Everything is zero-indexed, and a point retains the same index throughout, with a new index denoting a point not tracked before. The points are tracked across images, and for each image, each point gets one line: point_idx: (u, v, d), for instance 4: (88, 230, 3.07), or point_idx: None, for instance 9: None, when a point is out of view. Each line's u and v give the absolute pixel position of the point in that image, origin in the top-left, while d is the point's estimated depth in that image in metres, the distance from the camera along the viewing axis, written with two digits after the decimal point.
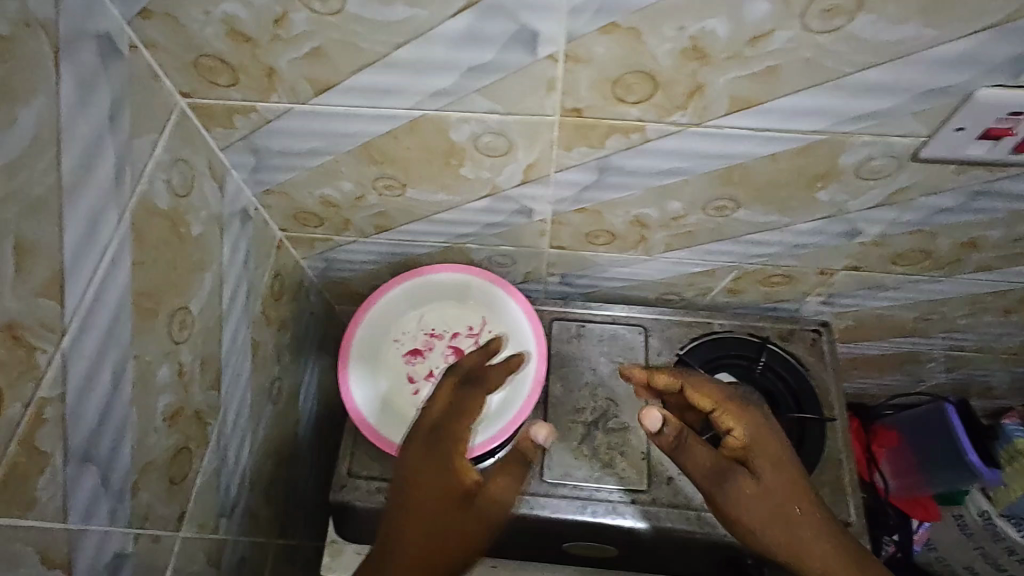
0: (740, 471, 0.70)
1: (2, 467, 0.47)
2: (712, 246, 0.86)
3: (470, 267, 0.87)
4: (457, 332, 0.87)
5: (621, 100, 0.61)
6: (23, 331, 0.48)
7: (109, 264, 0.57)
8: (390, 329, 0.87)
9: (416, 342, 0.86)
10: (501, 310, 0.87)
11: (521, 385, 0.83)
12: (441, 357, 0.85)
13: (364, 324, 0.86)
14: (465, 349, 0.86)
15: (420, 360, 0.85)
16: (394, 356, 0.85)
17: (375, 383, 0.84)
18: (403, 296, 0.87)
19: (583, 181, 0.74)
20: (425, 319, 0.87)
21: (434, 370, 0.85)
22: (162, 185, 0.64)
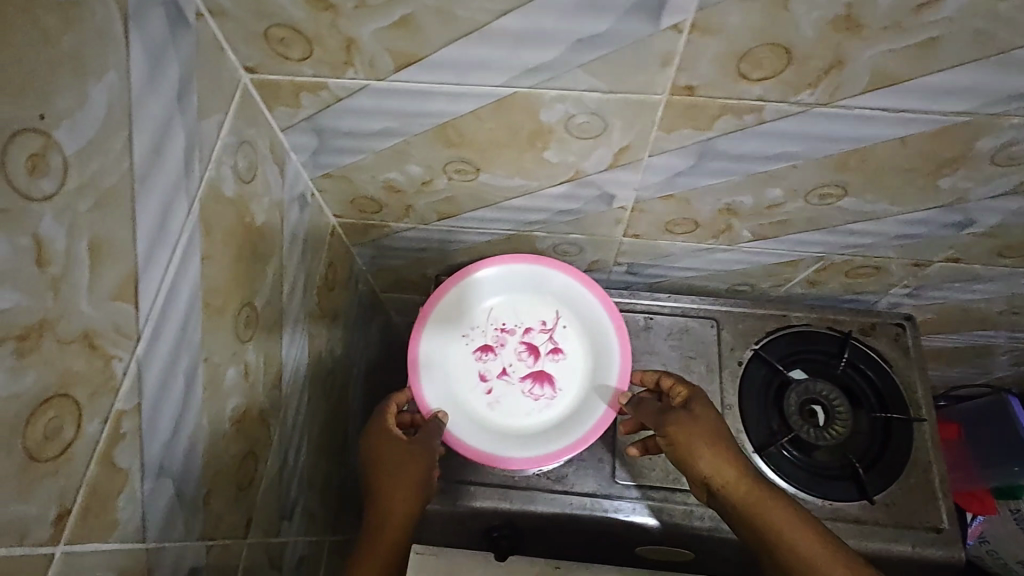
0: (681, 413, 0.73)
1: (84, 490, 0.43)
2: (802, 235, 0.80)
3: (543, 258, 0.82)
4: (529, 327, 0.82)
5: (744, 76, 0.54)
6: (99, 339, 0.43)
7: (180, 259, 0.52)
8: (458, 324, 0.82)
9: (486, 338, 0.81)
10: (577, 303, 0.82)
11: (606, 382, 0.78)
12: (514, 354, 0.81)
13: (431, 318, 0.81)
14: (539, 345, 0.81)
15: (491, 357, 0.80)
16: (464, 352, 0.80)
17: (447, 381, 0.78)
18: (471, 290, 0.82)
19: (677, 167, 0.68)
20: (495, 314, 0.82)
21: (507, 367, 0.80)
22: (228, 171, 0.59)
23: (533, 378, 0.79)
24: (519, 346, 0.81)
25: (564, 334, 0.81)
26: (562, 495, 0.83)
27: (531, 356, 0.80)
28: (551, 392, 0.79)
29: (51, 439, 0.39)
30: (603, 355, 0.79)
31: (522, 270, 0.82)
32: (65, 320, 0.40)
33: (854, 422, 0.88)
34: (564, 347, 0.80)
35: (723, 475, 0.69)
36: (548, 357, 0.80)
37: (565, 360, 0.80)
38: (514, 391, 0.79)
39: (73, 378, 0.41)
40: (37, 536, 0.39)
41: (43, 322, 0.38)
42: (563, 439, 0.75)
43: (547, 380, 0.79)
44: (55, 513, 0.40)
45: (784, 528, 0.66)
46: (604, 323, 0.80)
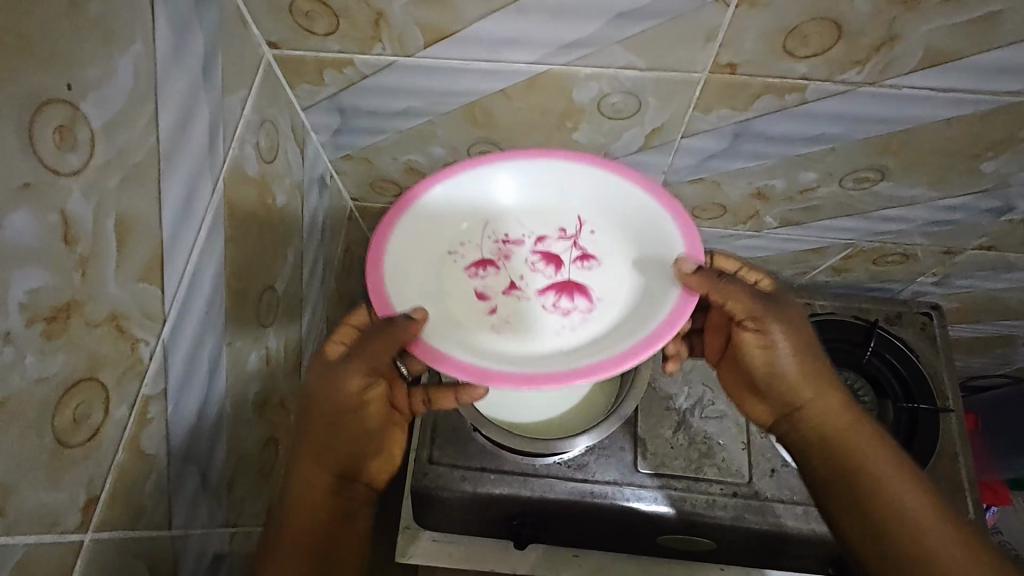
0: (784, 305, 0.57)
1: (113, 477, 0.42)
2: (833, 221, 0.78)
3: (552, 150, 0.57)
4: (543, 235, 0.57)
5: (789, 54, 0.52)
6: (127, 322, 0.41)
7: (204, 240, 0.50)
8: (440, 237, 0.55)
9: (485, 253, 0.56)
10: (607, 194, 0.56)
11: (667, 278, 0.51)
12: (526, 266, 0.56)
13: (399, 224, 0.53)
14: (560, 253, 0.56)
15: (494, 273, 0.55)
16: (452, 271, 0.55)
17: (433, 302, 0.52)
18: (458, 190, 0.56)
19: (711, 148, 0.66)
20: (491, 226, 0.57)
21: (517, 281, 0.55)
22: (251, 150, 0.57)
23: (557, 290, 0.54)
24: (530, 257, 0.56)
25: (594, 238, 0.56)
26: (583, 484, 0.82)
27: (550, 266, 0.56)
28: (586, 305, 0.53)
29: (79, 424, 0.38)
30: (655, 244, 0.53)
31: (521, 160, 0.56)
32: (93, 302, 0.38)
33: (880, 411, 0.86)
34: (597, 253, 0.55)
35: (806, 393, 0.56)
36: (575, 265, 0.55)
37: (602, 268, 0.55)
38: (530, 311, 0.53)
39: (100, 362, 0.39)
40: (67, 523, 0.38)
41: (71, 303, 0.36)
42: (626, 343, 0.47)
43: (579, 290, 0.54)
44: (84, 500, 0.39)
45: (895, 488, 0.50)
46: (649, 204, 0.54)
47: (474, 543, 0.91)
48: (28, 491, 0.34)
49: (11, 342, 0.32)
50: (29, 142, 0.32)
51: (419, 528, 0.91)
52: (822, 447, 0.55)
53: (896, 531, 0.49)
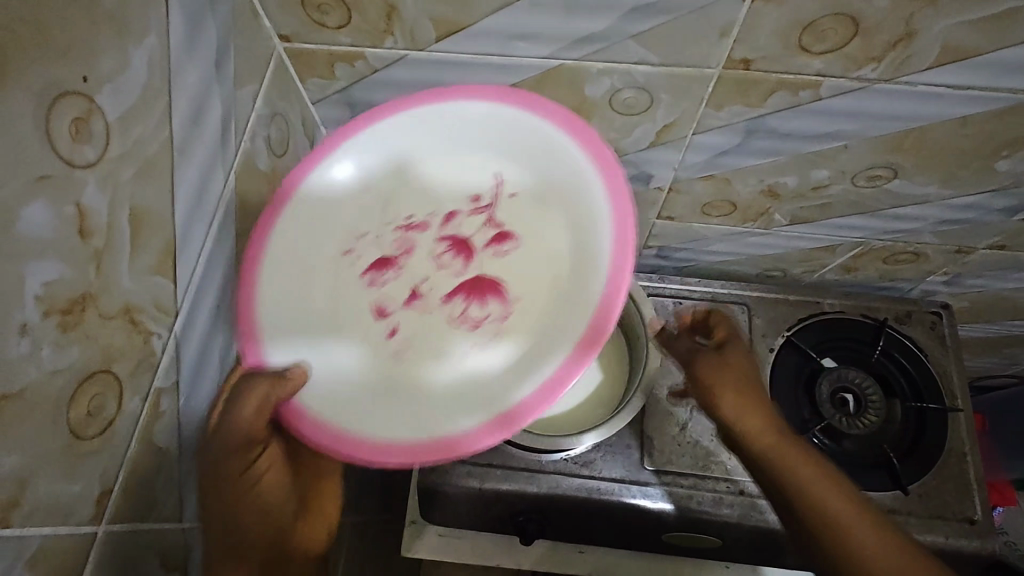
0: (716, 355, 0.63)
1: (125, 469, 0.42)
2: (844, 219, 0.78)
3: (449, 90, 0.54)
4: (454, 211, 0.53)
5: (805, 50, 0.52)
6: (141, 315, 0.41)
7: (215, 233, 0.50)
8: (332, 234, 0.52)
9: (385, 249, 0.52)
10: (523, 154, 0.53)
11: (591, 251, 0.48)
12: (431, 260, 0.52)
13: (277, 232, 0.51)
14: (471, 236, 0.52)
15: (394, 275, 0.51)
16: (347, 275, 0.51)
17: (322, 326, 0.49)
18: (351, 172, 0.53)
19: (723, 145, 0.66)
20: (393, 207, 0.53)
21: (418, 288, 0.51)
22: (262, 143, 0.57)
23: (466, 293, 0.50)
24: (438, 246, 0.52)
25: (509, 209, 0.52)
26: (589, 480, 0.82)
27: (459, 258, 0.51)
28: (499, 306, 0.49)
29: (93, 416, 0.38)
30: (575, 204, 0.50)
31: (426, 112, 0.54)
32: (107, 294, 0.38)
33: (888, 410, 0.86)
34: (513, 231, 0.51)
35: (746, 418, 0.58)
36: (488, 251, 0.51)
37: (518, 249, 0.51)
38: (435, 322, 0.50)
39: (114, 354, 0.39)
40: (81, 515, 0.38)
41: (86, 296, 0.36)
42: (536, 376, 0.45)
43: (492, 292, 0.50)
44: (98, 492, 0.39)
45: (817, 488, 0.54)
46: (572, 157, 0.51)
47: (480, 538, 0.91)
48: (43, 482, 0.34)
49: (27, 334, 0.32)
50: (45, 135, 0.32)
51: (424, 522, 0.91)
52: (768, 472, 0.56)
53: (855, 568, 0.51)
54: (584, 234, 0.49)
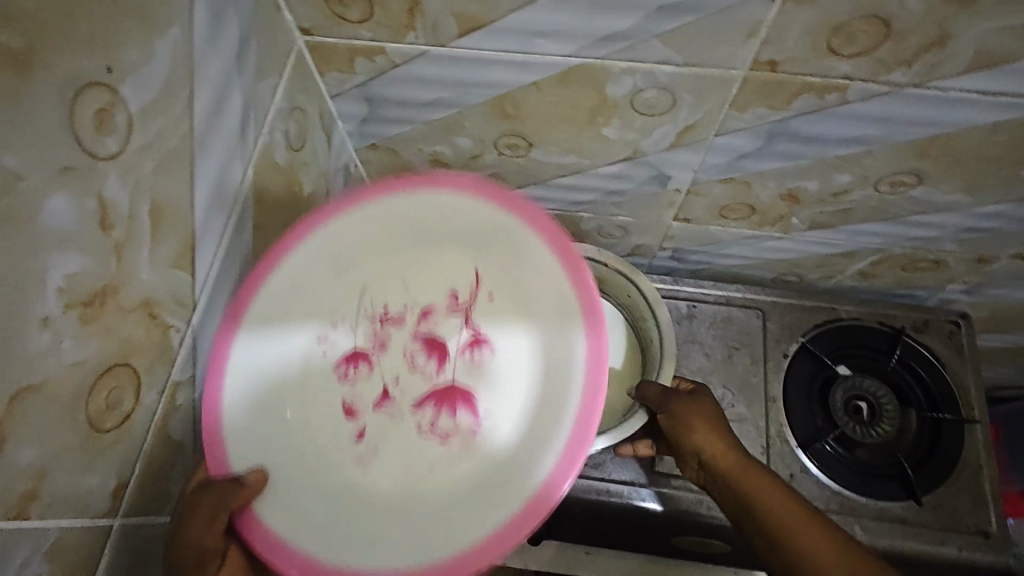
0: (685, 399, 0.68)
1: (141, 462, 0.42)
2: (864, 226, 0.76)
3: (427, 177, 0.52)
4: (429, 307, 0.51)
5: (834, 52, 0.51)
6: (159, 308, 0.41)
7: (233, 228, 0.50)
8: (302, 324, 0.49)
9: (359, 341, 0.50)
10: (505, 252, 0.50)
11: (564, 370, 0.46)
12: (404, 359, 0.49)
13: (246, 323, 0.48)
14: (445, 338, 0.50)
15: (365, 372, 0.49)
16: (316, 372, 0.48)
17: (285, 431, 0.46)
18: (322, 259, 0.50)
19: (744, 148, 0.65)
20: (368, 297, 0.51)
21: (390, 389, 0.48)
22: (280, 137, 0.56)
23: (437, 401, 0.48)
24: (410, 346, 0.50)
25: (486, 309, 0.50)
26: (599, 482, 0.81)
27: (432, 361, 0.49)
28: (470, 418, 0.47)
29: (111, 409, 0.38)
30: (553, 314, 0.48)
31: (408, 200, 0.52)
32: (127, 287, 0.38)
33: (903, 420, 0.85)
34: (490, 336, 0.49)
35: (704, 443, 0.64)
36: (462, 358, 0.49)
37: (494, 359, 0.48)
38: (404, 429, 0.47)
39: (132, 347, 0.39)
40: (97, 508, 0.38)
41: (106, 288, 0.36)
42: (558, 444, 0.44)
43: (463, 402, 0.47)
44: (114, 485, 0.39)
45: (764, 496, 0.58)
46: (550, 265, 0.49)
47: None
48: (60, 476, 0.34)
49: (48, 326, 0.32)
50: (70, 125, 0.32)
51: None
52: (727, 492, 0.62)
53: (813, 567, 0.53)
54: (560, 348, 0.47)
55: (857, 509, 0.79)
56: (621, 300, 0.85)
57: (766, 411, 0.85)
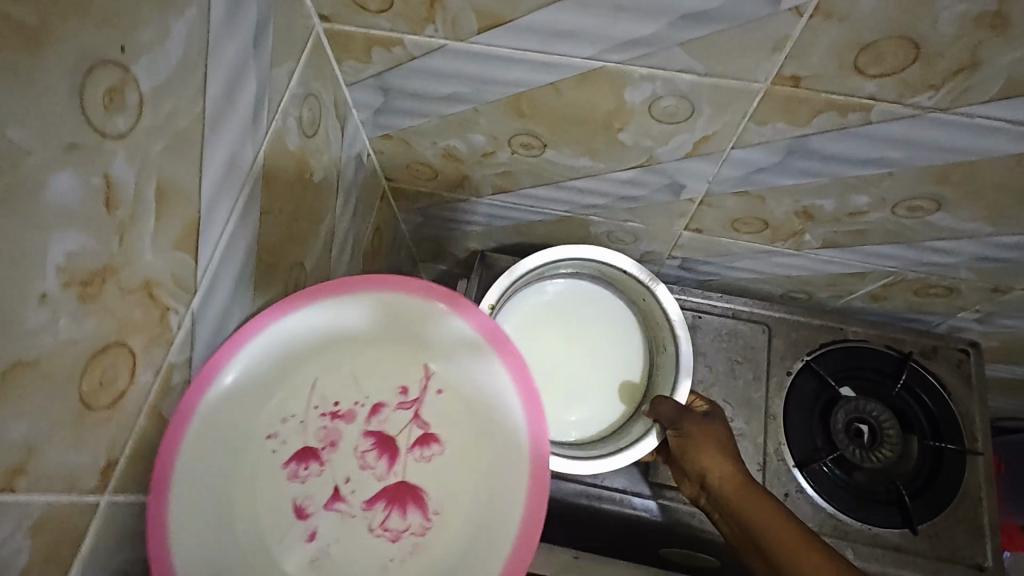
0: (696, 418, 0.70)
1: (132, 442, 0.42)
2: (878, 248, 0.75)
3: (368, 279, 0.54)
4: (380, 404, 0.51)
5: (859, 71, 0.50)
6: (159, 290, 0.41)
7: (240, 212, 0.50)
8: (249, 424, 0.48)
9: (309, 439, 0.49)
10: (448, 353, 0.53)
11: (508, 470, 0.50)
12: (355, 457, 0.49)
13: (190, 430, 0.45)
14: (396, 436, 0.50)
15: (317, 470, 0.48)
16: (266, 471, 0.48)
17: (234, 537, 0.45)
18: (266, 362, 0.50)
19: (760, 162, 0.64)
20: (317, 392, 0.51)
21: (341, 489, 0.48)
22: (293, 124, 0.56)
23: (388, 500, 0.48)
24: (362, 443, 0.50)
25: (437, 407, 0.52)
26: (591, 488, 0.81)
27: (383, 459, 0.49)
28: (419, 521, 0.48)
29: (104, 388, 0.38)
30: (497, 414, 0.52)
31: (351, 303, 0.53)
32: (128, 267, 0.38)
33: (904, 446, 0.84)
34: (438, 436, 0.51)
35: (710, 465, 0.66)
36: (413, 456, 0.50)
37: (443, 456, 0.50)
38: (355, 532, 0.47)
39: (130, 327, 0.39)
40: (85, 485, 0.38)
41: (107, 267, 0.36)
42: (522, 499, 0.49)
43: (414, 501, 0.48)
44: (103, 463, 0.39)
45: (767, 524, 0.59)
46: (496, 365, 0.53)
47: None
48: (50, 453, 0.34)
49: (45, 303, 0.32)
50: (79, 104, 0.32)
51: None
52: (734, 519, 0.63)
53: None
54: (504, 446, 0.50)
55: (850, 533, 0.79)
56: (636, 300, 0.84)
57: (765, 428, 0.84)
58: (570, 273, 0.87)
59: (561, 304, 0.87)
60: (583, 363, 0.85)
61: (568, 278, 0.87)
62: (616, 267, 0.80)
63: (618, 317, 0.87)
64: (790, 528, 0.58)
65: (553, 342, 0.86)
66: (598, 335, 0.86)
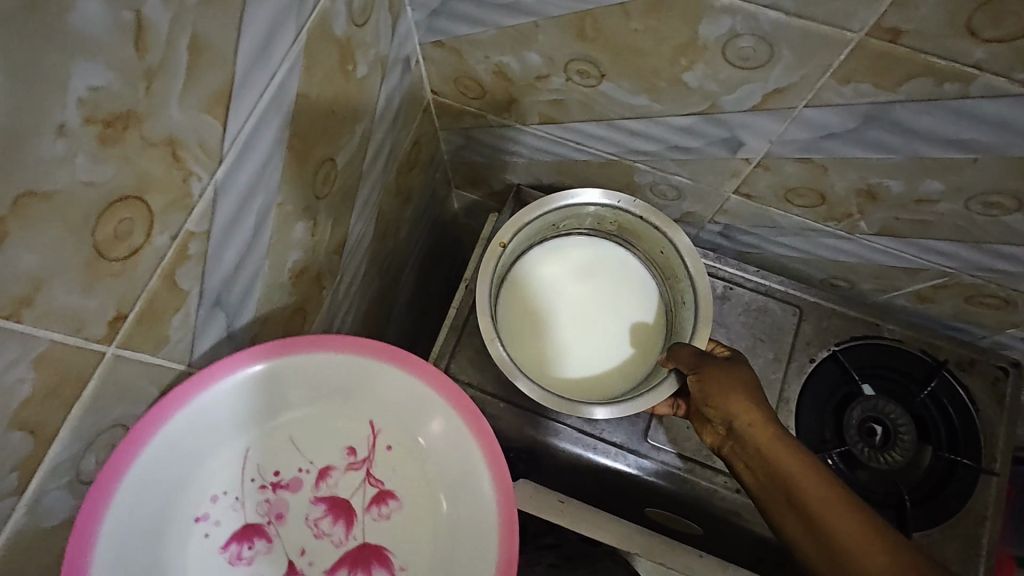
0: (719, 363, 0.68)
1: (142, 300, 0.41)
2: (938, 243, 0.70)
3: (304, 339, 0.52)
4: (328, 468, 0.52)
5: (972, 31, 0.44)
6: (183, 151, 0.40)
7: (276, 90, 0.48)
8: (178, 505, 0.47)
9: (250, 514, 0.49)
10: (388, 414, 0.53)
11: (471, 524, 0.50)
12: (307, 526, 0.50)
13: (109, 526, 0.43)
14: (350, 498, 0.51)
15: (263, 547, 0.49)
16: (206, 556, 0.47)
17: None
18: (192, 439, 0.48)
19: (834, 127, 0.59)
20: (253, 462, 0.51)
21: (296, 561, 0.49)
22: (343, 7, 0.53)
23: (349, 565, 0.49)
24: (312, 511, 0.50)
25: (384, 472, 0.52)
26: (589, 437, 0.81)
27: (339, 524, 0.50)
28: None
29: (119, 240, 0.37)
30: (449, 465, 0.52)
31: (283, 369, 0.51)
32: (154, 120, 0.37)
33: (915, 453, 0.81)
34: (389, 502, 0.51)
35: (737, 411, 0.64)
36: (369, 516, 0.51)
37: (400, 515, 0.51)
38: None
39: (149, 183, 0.38)
40: (93, 331, 0.38)
41: (132, 114, 0.35)
42: (492, 537, 0.49)
43: (377, 561, 0.49)
44: (112, 315, 0.39)
45: (804, 484, 0.58)
46: (439, 403, 0.53)
47: None
48: (60, 289, 0.34)
49: (63, 135, 0.31)
50: None
51: None
52: (764, 469, 0.61)
53: (847, 556, 0.52)
54: (463, 498, 0.51)
55: None
56: (651, 254, 0.84)
57: (775, 411, 0.82)
58: (586, 232, 0.87)
59: (572, 260, 0.86)
60: (609, 304, 0.85)
61: (586, 236, 0.87)
62: (633, 214, 0.79)
63: (630, 274, 0.86)
64: (824, 487, 0.57)
65: (572, 287, 0.85)
66: (619, 288, 0.86)
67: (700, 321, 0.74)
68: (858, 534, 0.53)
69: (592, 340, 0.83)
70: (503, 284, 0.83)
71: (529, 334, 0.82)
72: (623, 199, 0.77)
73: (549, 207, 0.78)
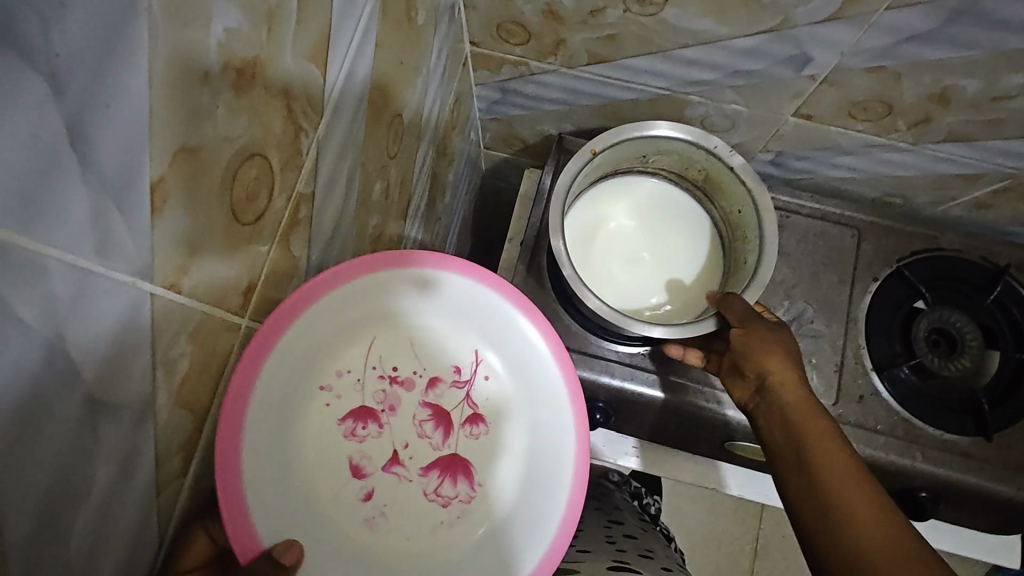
0: (770, 324, 0.66)
1: (264, 268, 0.39)
2: (1005, 143, 0.70)
3: (452, 262, 0.49)
4: (437, 377, 0.48)
5: None
6: (296, 105, 0.38)
7: (360, 39, 0.45)
8: (307, 371, 0.44)
9: (366, 399, 0.46)
10: (515, 344, 0.50)
11: (549, 469, 0.48)
12: (412, 425, 0.47)
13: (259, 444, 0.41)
14: (451, 411, 0.48)
15: (375, 431, 0.46)
16: (319, 427, 0.44)
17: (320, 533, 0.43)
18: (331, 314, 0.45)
19: (913, 29, 0.57)
20: (375, 352, 0.47)
21: (399, 454, 0.46)
22: None
23: (442, 470, 0.47)
24: (419, 412, 0.47)
25: (486, 392, 0.49)
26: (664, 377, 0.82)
27: (439, 432, 0.47)
28: (465, 490, 0.47)
29: (249, 202, 0.35)
30: (547, 413, 0.49)
31: (426, 282, 0.48)
32: (274, 68, 0.34)
33: (983, 360, 0.82)
34: (489, 416, 0.49)
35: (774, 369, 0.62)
36: (464, 431, 0.48)
37: (491, 436, 0.48)
38: (407, 496, 0.46)
39: (271, 139, 0.36)
40: (229, 301, 0.36)
41: (257, 62, 0.33)
42: (562, 497, 0.47)
43: (463, 472, 0.47)
44: (245, 284, 0.38)
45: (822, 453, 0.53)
46: (553, 366, 0.50)
47: None
48: (206, 257, 0.33)
49: (208, 84, 0.29)
50: None
51: None
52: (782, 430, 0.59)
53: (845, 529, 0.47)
54: (552, 444, 0.48)
55: (920, 437, 0.78)
56: (728, 212, 0.82)
57: (844, 331, 0.82)
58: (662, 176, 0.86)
59: (645, 201, 0.86)
60: (673, 241, 0.86)
61: (654, 180, 0.86)
62: (705, 151, 0.76)
63: (698, 220, 0.86)
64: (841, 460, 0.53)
65: (637, 228, 0.85)
66: (682, 232, 0.87)
67: (759, 270, 0.72)
68: (876, 528, 0.46)
69: (656, 274, 0.84)
70: (571, 218, 0.82)
71: (595, 263, 0.83)
72: (700, 134, 0.75)
73: (613, 140, 0.75)
